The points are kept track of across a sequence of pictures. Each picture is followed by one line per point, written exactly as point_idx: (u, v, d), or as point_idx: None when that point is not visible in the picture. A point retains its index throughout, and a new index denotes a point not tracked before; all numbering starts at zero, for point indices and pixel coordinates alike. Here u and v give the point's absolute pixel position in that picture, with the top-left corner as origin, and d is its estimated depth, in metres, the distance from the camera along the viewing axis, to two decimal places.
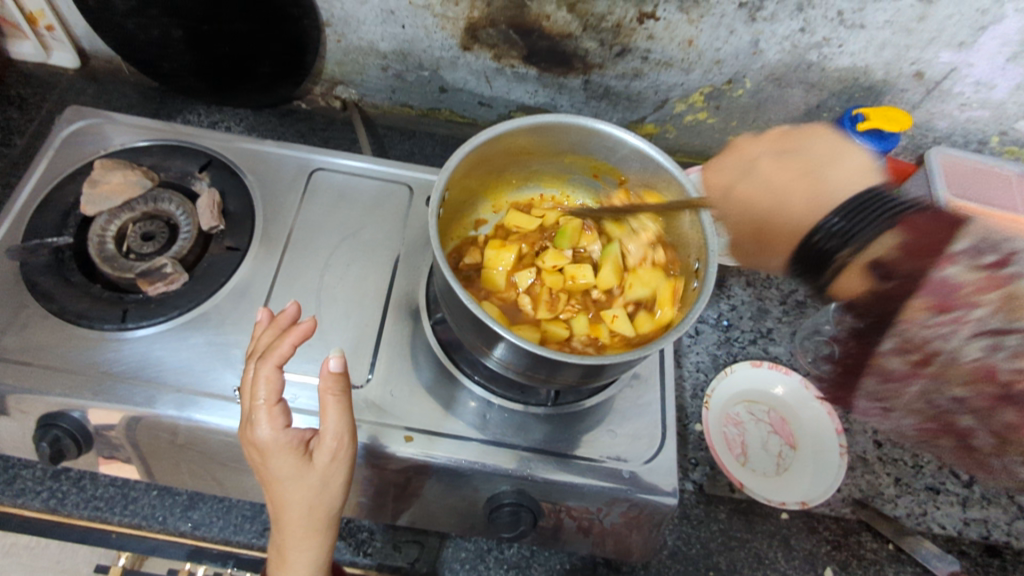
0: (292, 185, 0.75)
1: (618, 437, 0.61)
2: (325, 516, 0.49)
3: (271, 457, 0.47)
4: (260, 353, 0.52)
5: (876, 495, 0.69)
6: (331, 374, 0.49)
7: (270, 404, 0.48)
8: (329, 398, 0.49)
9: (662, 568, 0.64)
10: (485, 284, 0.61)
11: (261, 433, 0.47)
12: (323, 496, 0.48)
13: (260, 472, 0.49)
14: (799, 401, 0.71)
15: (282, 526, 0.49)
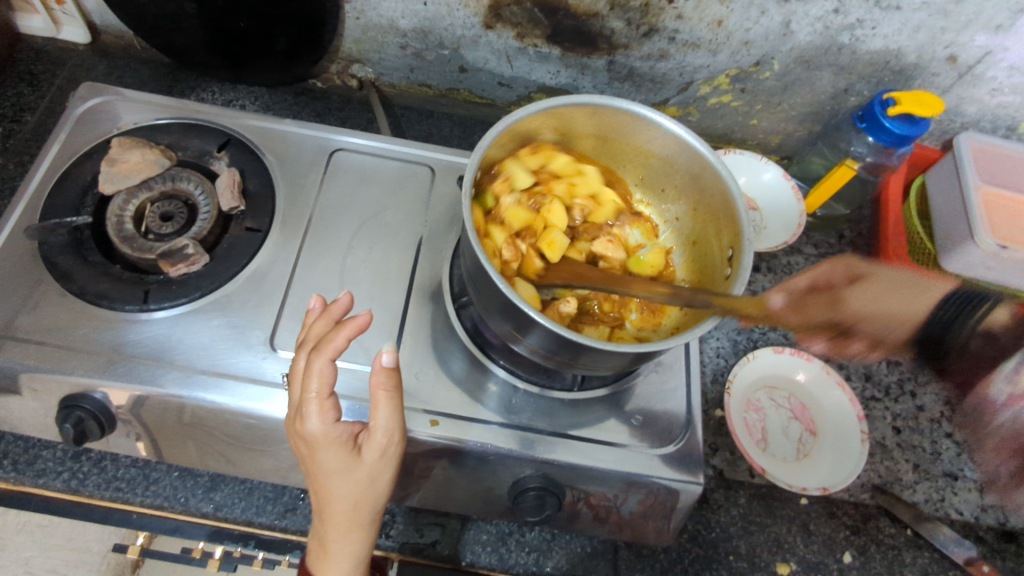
0: (311, 165, 0.74)
1: (644, 422, 0.61)
2: (371, 508, 0.50)
3: (323, 450, 0.47)
4: (311, 343, 0.51)
5: (895, 481, 0.68)
6: (385, 369, 0.49)
7: (322, 397, 0.47)
8: (381, 393, 0.48)
9: (683, 553, 0.64)
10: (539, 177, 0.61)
11: (311, 427, 0.47)
12: (366, 494, 0.49)
13: (305, 464, 0.49)
14: (818, 390, 0.70)
15: (325, 518, 0.50)
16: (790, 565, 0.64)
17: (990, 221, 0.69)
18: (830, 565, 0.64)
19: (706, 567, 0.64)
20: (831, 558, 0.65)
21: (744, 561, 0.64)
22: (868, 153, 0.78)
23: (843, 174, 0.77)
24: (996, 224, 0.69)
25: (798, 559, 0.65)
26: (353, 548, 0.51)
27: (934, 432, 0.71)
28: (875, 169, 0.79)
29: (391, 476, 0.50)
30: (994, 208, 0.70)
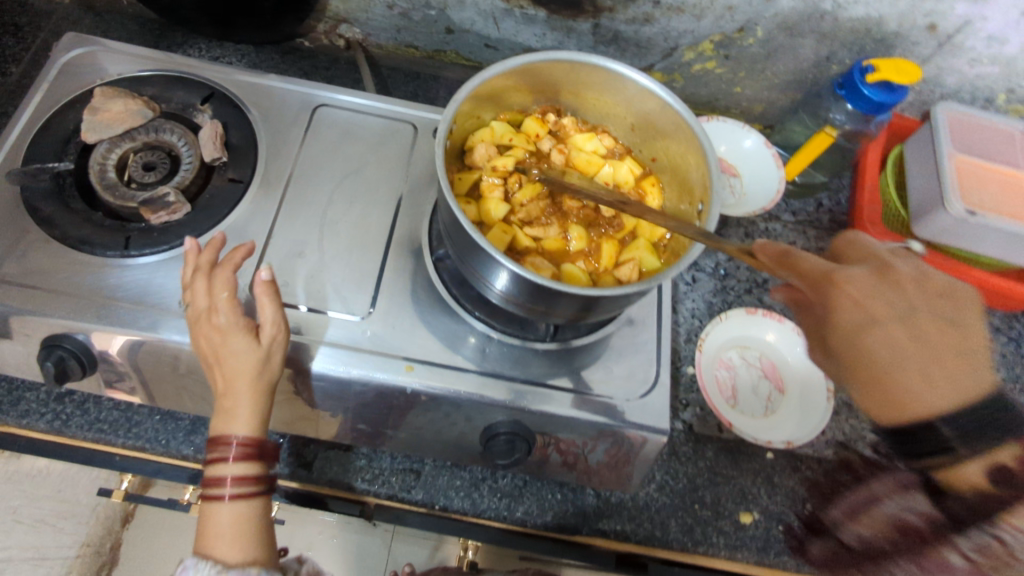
0: (295, 119, 0.74)
1: (615, 374, 0.62)
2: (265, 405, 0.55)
3: (232, 337, 0.53)
4: (205, 267, 0.57)
5: (859, 439, 0.70)
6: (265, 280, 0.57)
7: (221, 296, 0.55)
8: (264, 298, 0.56)
9: (650, 501, 0.66)
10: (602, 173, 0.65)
11: (220, 318, 0.54)
12: (264, 372, 0.54)
13: (208, 364, 0.54)
14: (789, 351, 0.72)
15: (227, 402, 0.53)
16: (753, 514, 0.66)
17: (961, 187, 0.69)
18: (791, 515, 0.67)
19: (671, 516, 0.66)
20: (793, 509, 0.67)
21: (709, 510, 0.66)
22: (848, 121, 0.78)
23: (820, 142, 0.79)
24: (966, 190, 0.69)
25: (761, 509, 0.67)
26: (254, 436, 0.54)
27: None
28: (853, 135, 0.80)
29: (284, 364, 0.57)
30: (967, 175, 0.71)
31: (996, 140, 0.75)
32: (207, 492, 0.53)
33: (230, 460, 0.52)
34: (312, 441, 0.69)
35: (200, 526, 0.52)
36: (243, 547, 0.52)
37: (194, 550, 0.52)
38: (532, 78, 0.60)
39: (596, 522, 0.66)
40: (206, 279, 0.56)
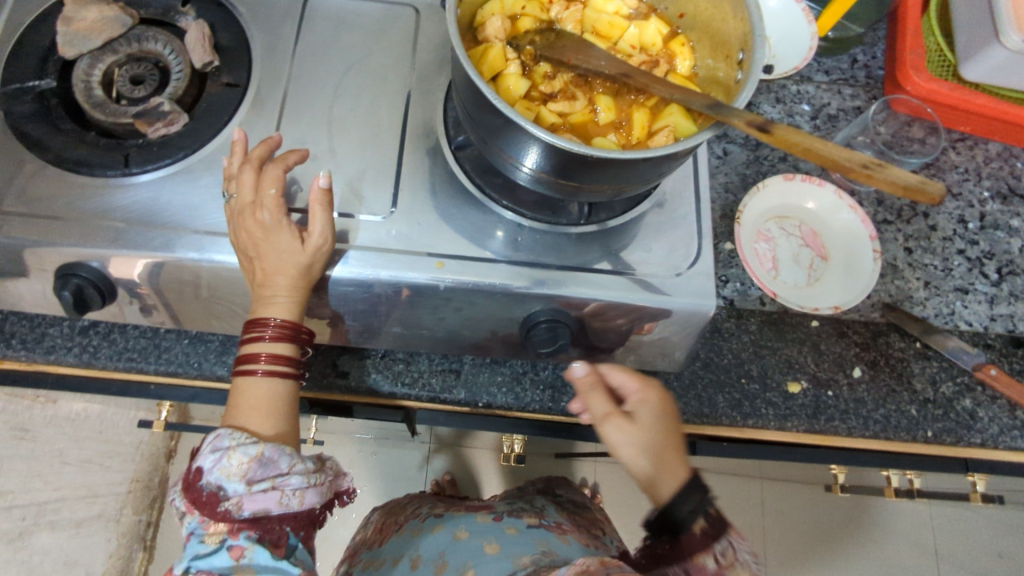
0: (286, 12, 0.68)
1: (654, 251, 0.60)
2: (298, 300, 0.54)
3: (277, 234, 0.53)
4: (256, 160, 0.55)
5: (906, 299, 0.68)
6: (320, 189, 0.55)
7: (274, 195, 0.54)
8: (316, 208, 0.54)
9: (696, 378, 0.65)
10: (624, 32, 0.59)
11: (263, 216, 0.53)
12: (307, 274, 0.54)
13: (245, 252, 0.53)
14: (827, 220, 0.70)
15: (265, 292, 0.53)
16: (801, 383, 0.65)
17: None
18: (839, 380, 0.65)
19: (718, 391, 0.65)
20: (841, 374, 0.65)
21: (756, 382, 0.65)
22: None
23: None
24: None
25: (809, 377, 0.65)
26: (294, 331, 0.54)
27: (947, 249, 0.71)
28: None
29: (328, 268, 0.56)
30: None
31: None
32: (243, 367, 0.54)
33: (267, 339, 0.53)
34: (343, 350, 0.66)
35: (231, 398, 0.54)
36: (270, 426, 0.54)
37: (223, 421, 0.53)
38: None
39: None
40: (256, 172, 0.55)
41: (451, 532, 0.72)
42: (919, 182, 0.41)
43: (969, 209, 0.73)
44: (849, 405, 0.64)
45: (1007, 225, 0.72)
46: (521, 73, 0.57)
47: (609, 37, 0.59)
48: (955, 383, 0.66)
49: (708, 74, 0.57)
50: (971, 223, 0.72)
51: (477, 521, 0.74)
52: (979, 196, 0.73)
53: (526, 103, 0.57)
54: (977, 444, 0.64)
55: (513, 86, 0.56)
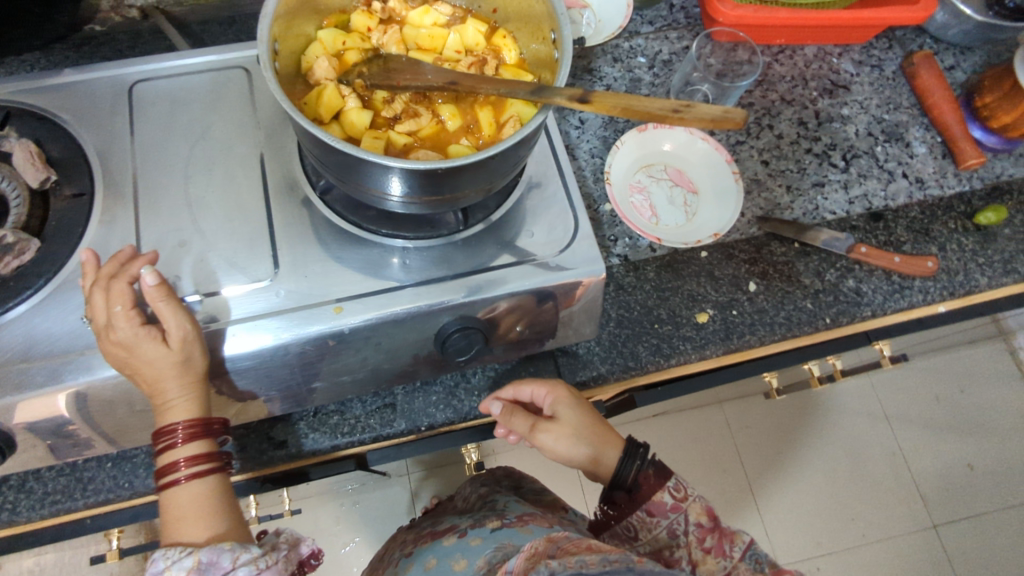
0: (113, 108, 0.65)
1: (537, 237, 0.61)
2: (193, 392, 0.54)
3: (137, 347, 0.52)
4: (103, 278, 0.53)
5: (775, 207, 0.74)
6: (154, 287, 0.52)
7: (126, 308, 0.52)
8: (160, 304, 0.52)
9: (614, 338, 0.68)
10: (447, 37, 0.60)
11: (121, 334, 0.52)
12: (189, 368, 0.53)
13: (127, 370, 0.53)
14: (688, 158, 0.75)
15: (160, 398, 0.54)
16: (707, 312, 0.69)
17: None
18: (740, 299, 0.70)
19: (638, 342, 0.68)
20: (739, 292, 0.70)
21: (668, 324, 0.69)
22: None
23: None
24: None
25: (712, 304, 0.69)
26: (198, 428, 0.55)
27: (796, 152, 0.77)
28: None
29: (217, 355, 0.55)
30: None
31: None
32: (166, 478, 0.55)
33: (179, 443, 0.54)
34: (275, 419, 0.66)
35: (163, 511, 0.55)
36: (206, 526, 0.54)
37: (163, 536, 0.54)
38: None
39: (573, 377, 0.67)
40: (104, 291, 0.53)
41: (421, 565, 0.72)
42: (722, 112, 0.41)
43: (805, 110, 0.80)
44: (754, 318, 0.69)
45: (839, 116, 0.80)
46: (358, 104, 0.57)
47: (432, 48, 0.60)
48: (836, 269, 0.71)
49: (535, 58, 0.59)
50: (810, 122, 0.79)
51: (444, 544, 0.74)
52: (809, 97, 0.80)
53: (373, 131, 0.57)
54: (869, 316, 0.70)
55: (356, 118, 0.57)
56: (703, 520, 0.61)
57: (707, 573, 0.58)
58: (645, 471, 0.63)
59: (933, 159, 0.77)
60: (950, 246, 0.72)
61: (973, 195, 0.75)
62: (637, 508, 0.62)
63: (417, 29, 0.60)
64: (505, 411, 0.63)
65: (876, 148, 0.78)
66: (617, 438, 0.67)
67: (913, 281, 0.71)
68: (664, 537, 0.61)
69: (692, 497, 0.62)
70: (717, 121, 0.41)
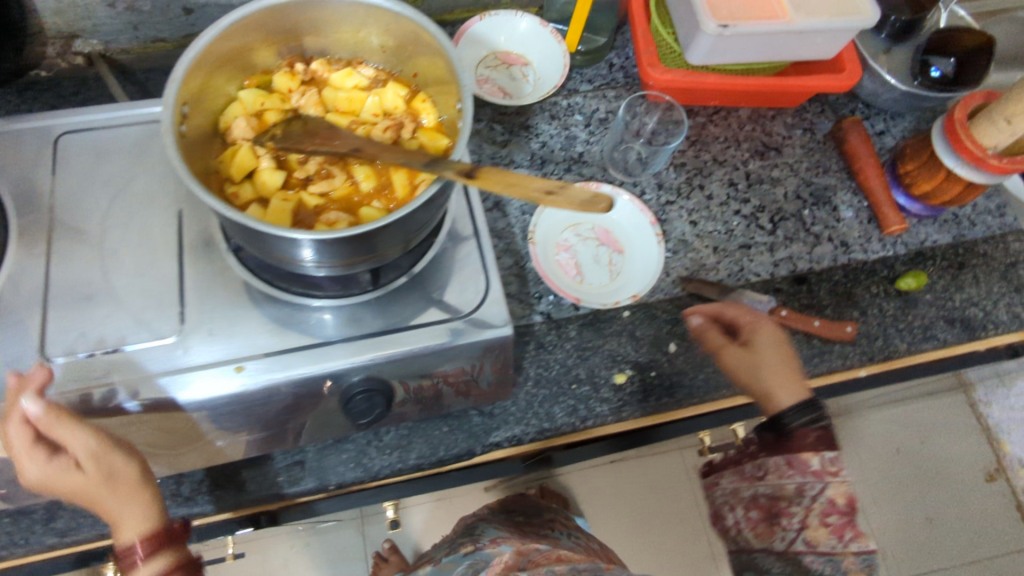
0: (37, 157, 0.64)
1: (446, 298, 0.61)
2: (111, 474, 0.57)
3: (117, 486, 0.57)
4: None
5: (700, 268, 0.75)
6: (37, 411, 0.53)
7: (22, 437, 0.54)
8: (49, 423, 0.53)
9: (531, 398, 0.69)
10: (367, 99, 0.61)
11: (35, 469, 0.55)
12: (105, 460, 0.56)
13: (53, 488, 0.56)
14: (617, 217, 0.75)
15: (85, 495, 0.57)
16: (626, 372, 0.70)
17: (710, 5, 0.70)
18: (659, 360, 0.71)
19: (555, 402, 0.69)
20: (659, 353, 0.71)
21: (586, 385, 0.69)
22: None
23: (583, 6, 0.77)
24: (715, 6, 0.70)
25: (631, 364, 0.70)
26: (141, 521, 0.59)
27: (725, 213, 0.78)
28: None
29: (153, 433, 0.60)
30: None
31: None
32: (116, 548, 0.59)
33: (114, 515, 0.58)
34: (181, 475, 0.67)
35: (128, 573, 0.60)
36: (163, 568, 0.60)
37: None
38: (252, 34, 0.56)
39: (487, 437, 0.68)
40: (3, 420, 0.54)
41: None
42: (592, 196, 0.42)
43: (735, 172, 0.81)
44: (672, 380, 0.70)
45: (769, 178, 0.81)
46: (271, 164, 0.58)
47: (351, 109, 0.61)
48: None
49: (451, 123, 0.59)
50: (740, 184, 0.80)
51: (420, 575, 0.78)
52: (741, 159, 0.82)
53: (284, 190, 0.58)
54: None
55: (269, 177, 0.58)
56: (867, 492, 0.56)
57: (812, 539, 0.57)
58: (807, 428, 0.60)
59: (859, 223, 0.79)
60: (872, 310, 0.74)
61: (896, 259, 0.77)
62: (778, 453, 0.60)
63: (338, 92, 0.61)
64: (701, 326, 0.68)
65: (803, 211, 0.79)
66: (801, 391, 0.63)
67: (833, 345, 0.72)
68: (789, 489, 0.58)
69: (843, 475, 0.58)
70: (586, 204, 0.42)
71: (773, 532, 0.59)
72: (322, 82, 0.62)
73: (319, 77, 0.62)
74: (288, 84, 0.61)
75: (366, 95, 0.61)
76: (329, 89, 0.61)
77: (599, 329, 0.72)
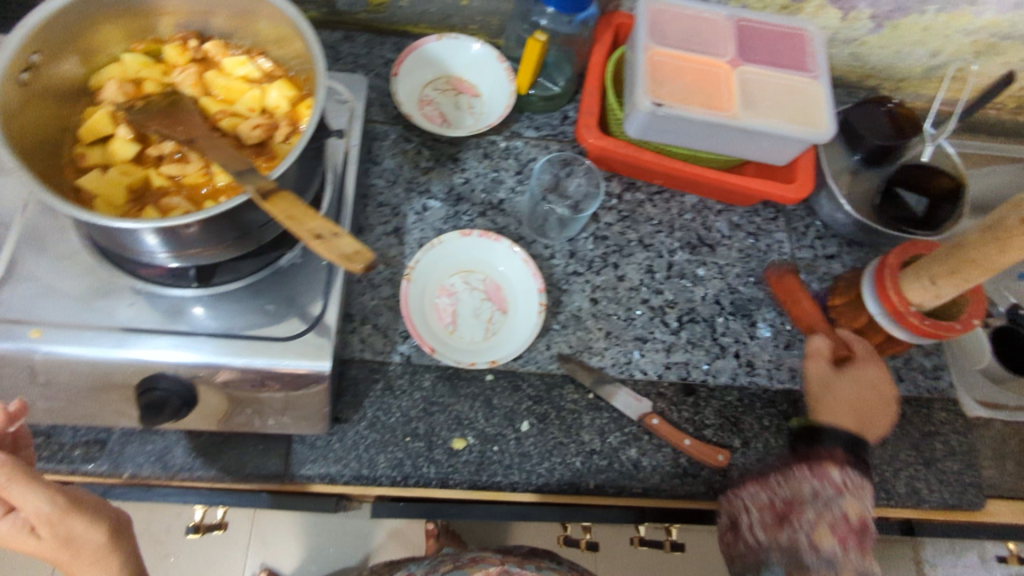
0: None
1: (271, 314, 0.58)
2: (74, 533, 0.49)
3: (78, 553, 0.50)
4: None
5: (584, 349, 0.69)
6: None
7: None
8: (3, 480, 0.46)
9: (358, 440, 0.63)
10: (248, 92, 0.58)
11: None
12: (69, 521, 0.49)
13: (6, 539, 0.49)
14: (511, 275, 0.71)
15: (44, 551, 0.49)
16: (467, 439, 0.64)
17: (652, 80, 0.64)
18: (507, 436, 0.65)
19: (381, 451, 0.63)
20: (509, 429, 0.65)
21: (421, 441, 0.64)
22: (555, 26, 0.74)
23: (532, 48, 0.72)
24: (657, 82, 0.64)
25: (476, 432, 0.65)
26: None
27: (632, 299, 0.73)
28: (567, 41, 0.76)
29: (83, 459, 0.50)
30: (661, 66, 0.66)
31: (698, 29, 0.69)
32: None
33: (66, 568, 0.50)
34: None
35: None
36: None
37: None
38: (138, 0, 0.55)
39: (298, 469, 0.62)
40: None
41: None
42: (352, 252, 0.41)
43: (658, 259, 0.75)
44: (513, 460, 0.64)
45: (692, 274, 0.75)
46: (124, 135, 0.55)
47: (230, 98, 0.58)
48: (622, 433, 0.66)
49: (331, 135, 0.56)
50: (658, 273, 0.74)
51: None
52: (669, 247, 0.76)
53: (128, 164, 0.55)
54: (639, 493, 0.65)
55: (119, 146, 0.55)
56: (845, 542, 0.53)
57: (821, 537, 0.53)
58: (838, 450, 0.58)
59: (774, 346, 0.72)
60: (754, 443, 0.67)
61: (800, 396, 0.70)
62: (801, 466, 0.57)
63: (222, 78, 0.58)
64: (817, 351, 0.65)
65: (717, 318, 0.73)
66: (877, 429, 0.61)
67: (701, 469, 0.66)
68: (805, 494, 0.55)
69: (858, 497, 0.55)
70: (342, 258, 0.41)
71: (788, 539, 0.54)
72: (212, 64, 0.59)
73: (210, 59, 0.59)
74: (176, 59, 0.59)
75: (249, 88, 0.58)
76: (215, 72, 0.58)
77: (456, 387, 0.66)
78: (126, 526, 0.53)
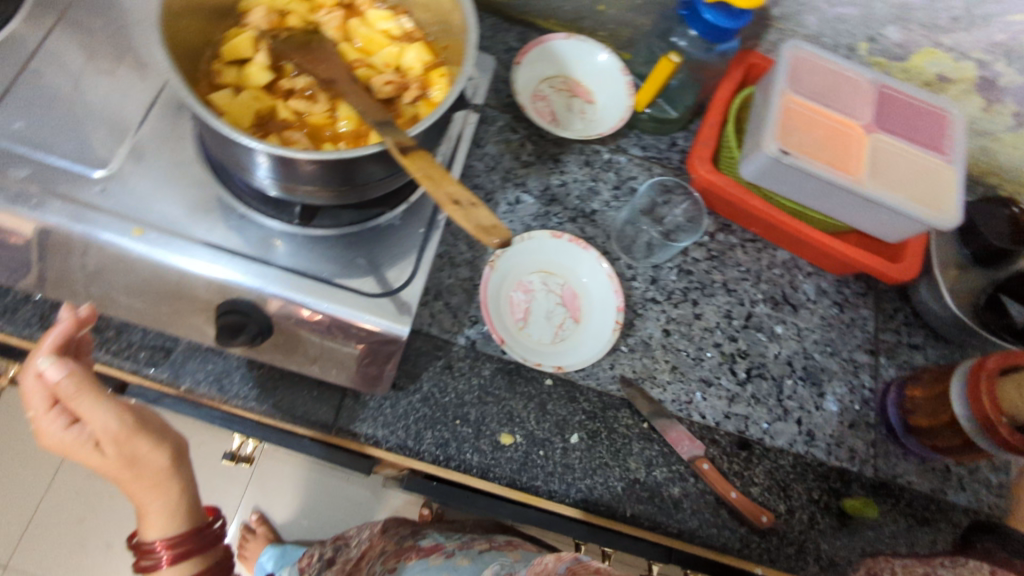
0: None
1: (359, 268, 0.57)
2: (137, 450, 0.55)
3: (141, 469, 0.55)
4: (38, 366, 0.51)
5: (647, 378, 0.68)
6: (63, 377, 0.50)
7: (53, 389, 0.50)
8: (72, 389, 0.50)
9: (410, 410, 0.62)
10: (388, 48, 0.58)
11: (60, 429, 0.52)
12: (121, 444, 0.53)
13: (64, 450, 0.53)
14: (591, 287, 0.69)
15: (108, 465, 0.54)
16: (514, 437, 0.63)
17: (783, 126, 0.63)
18: (555, 443, 0.63)
19: (428, 428, 0.62)
20: (558, 437, 0.63)
21: (470, 428, 0.62)
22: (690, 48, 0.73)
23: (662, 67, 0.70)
24: (787, 130, 0.63)
25: (524, 433, 0.63)
26: (167, 517, 0.59)
27: (704, 340, 0.71)
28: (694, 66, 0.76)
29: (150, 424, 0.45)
30: (794, 115, 0.64)
31: (838, 86, 0.67)
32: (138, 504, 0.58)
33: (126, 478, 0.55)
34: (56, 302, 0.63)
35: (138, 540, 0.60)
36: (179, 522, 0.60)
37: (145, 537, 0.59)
38: None
39: (345, 425, 0.61)
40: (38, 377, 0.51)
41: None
42: (491, 225, 0.42)
43: (738, 306, 0.73)
44: (556, 469, 0.62)
45: (770, 329, 0.72)
46: (262, 62, 0.55)
47: (368, 49, 0.58)
48: (669, 470, 0.64)
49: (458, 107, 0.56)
50: (736, 319, 0.72)
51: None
52: (751, 296, 0.74)
53: (260, 91, 0.54)
54: (674, 533, 0.62)
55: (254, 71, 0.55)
56: None
57: None
58: None
59: (839, 421, 0.69)
60: (801, 514, 0.65)
61: (857, 478, 0.67)
62: None
63: (364, 29, 0.58)
64: None
65: (786, 379, 0.70)
66: None
67: (741, 526, 0.63)
68: None
69: None
70: (481, 229, 0.42)
71: None
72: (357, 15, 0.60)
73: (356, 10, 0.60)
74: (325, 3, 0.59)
75: (388, 44, 0.58)
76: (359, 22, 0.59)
77: (513, 384, 0.65)
78: (186, 454, 0.60)
